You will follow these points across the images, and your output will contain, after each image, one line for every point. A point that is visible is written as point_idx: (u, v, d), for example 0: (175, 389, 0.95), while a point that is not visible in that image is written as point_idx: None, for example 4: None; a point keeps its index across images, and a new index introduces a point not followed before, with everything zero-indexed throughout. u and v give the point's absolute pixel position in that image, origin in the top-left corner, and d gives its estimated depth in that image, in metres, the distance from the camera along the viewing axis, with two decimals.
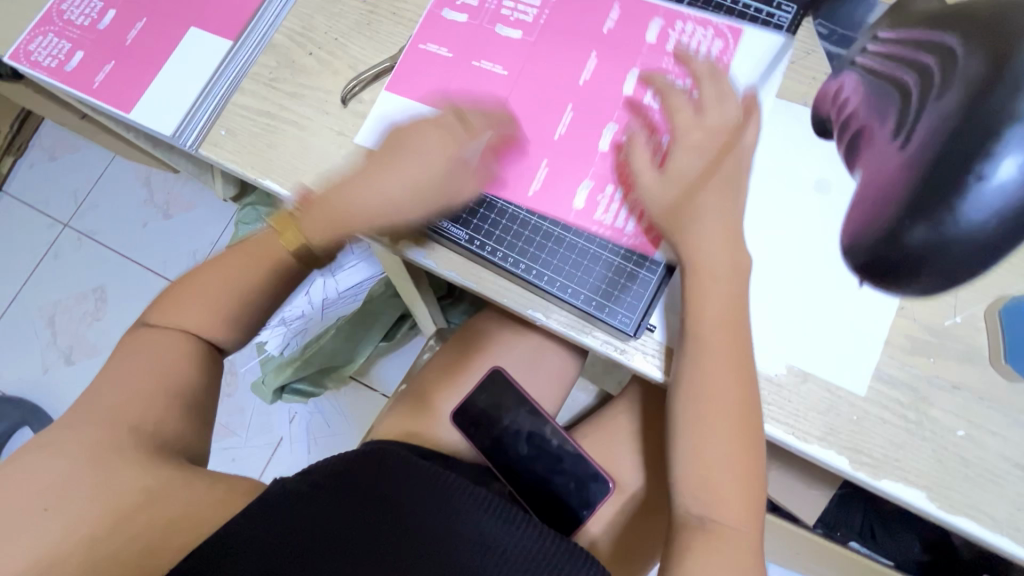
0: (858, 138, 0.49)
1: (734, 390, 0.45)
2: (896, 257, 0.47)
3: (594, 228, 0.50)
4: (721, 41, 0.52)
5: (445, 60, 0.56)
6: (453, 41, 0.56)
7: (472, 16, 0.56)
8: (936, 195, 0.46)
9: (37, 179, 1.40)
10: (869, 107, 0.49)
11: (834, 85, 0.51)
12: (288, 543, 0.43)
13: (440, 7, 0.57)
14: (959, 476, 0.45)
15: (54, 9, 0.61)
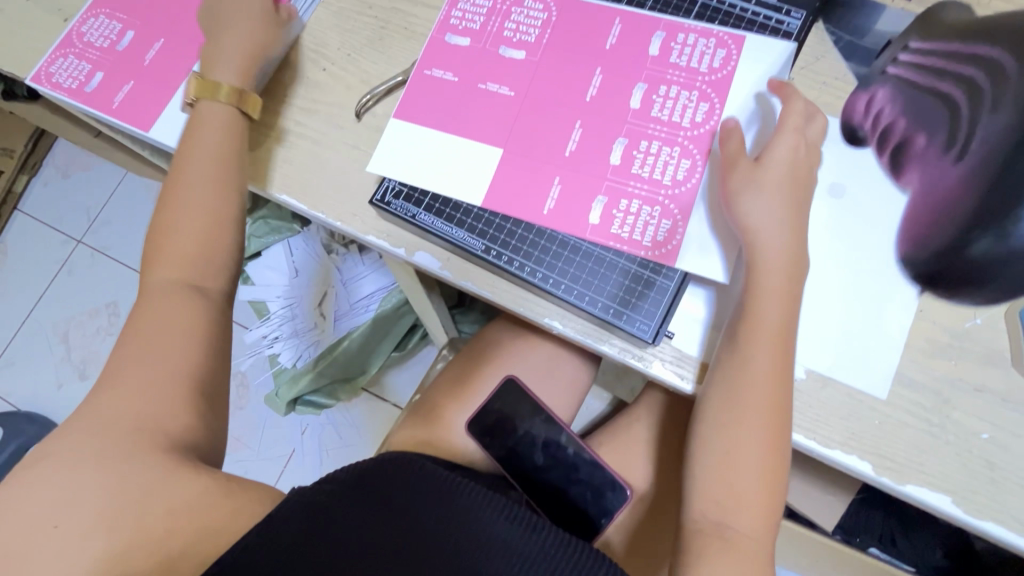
0: (901, 148, 0.49)
1: (757, 391, 0.44)
2: (957, 270, 0.47)
3: (613, 242, 0.49)
4: (725, 50, 0.51)
5: (451, 85, 0.55)
6: (458, 65, 0.56)
7: (474, 39, 0.56)
8: (997, 207, 0.46)
9: (51, 197, 1.42)
10: (909, 120, 0.50)
11: (867, 97, 0.51)
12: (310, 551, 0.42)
13: (441, 33, 0.57)
14: (985, 479, 0.45)
15: (75, 31, 0.63)
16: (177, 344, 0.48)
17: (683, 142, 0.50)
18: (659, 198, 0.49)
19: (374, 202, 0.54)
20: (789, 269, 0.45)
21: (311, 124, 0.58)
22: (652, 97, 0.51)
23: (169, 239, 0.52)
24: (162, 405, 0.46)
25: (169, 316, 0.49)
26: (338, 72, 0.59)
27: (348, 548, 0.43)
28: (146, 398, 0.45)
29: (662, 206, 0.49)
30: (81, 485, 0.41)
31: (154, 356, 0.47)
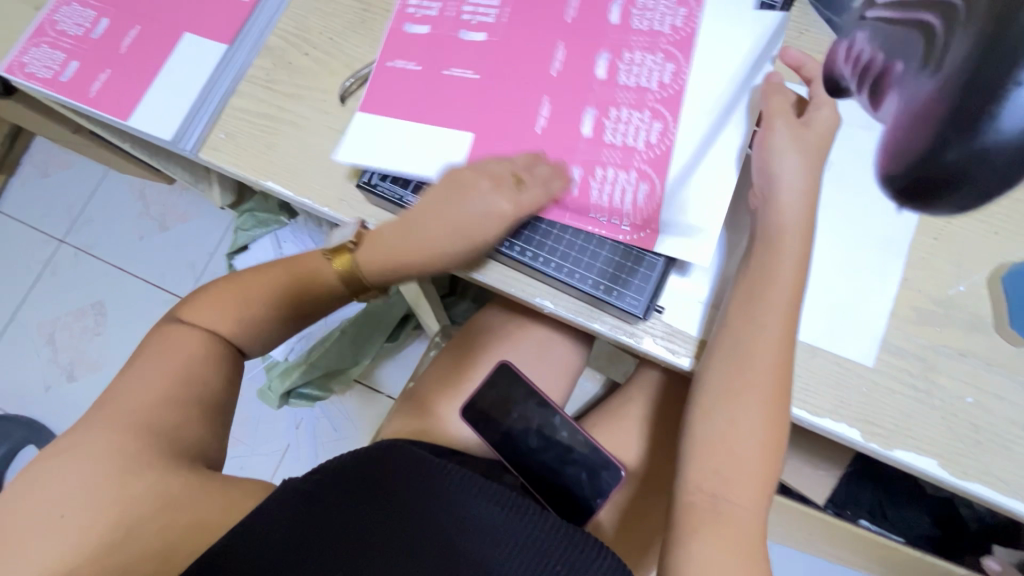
0: (879, 82, 0.48)
1: (752, 368, 0.44)
2: (939, 176, 0.47)
3: (592, 212, 0.49)
4: (685, 8, 0.52)
5: (416, 74, 0.55)
6: (420, 53, 0.55)
7: (433, 26, 0.56)
8: (974, 106, 0.44)
9: (31, 196, 1.39)
10: (888, 51, 0.47)
11: (845, 45, 0.50)
12: (299, 541, 0.42)
13: (401, 23, 0.56)
14: (970, 442, 0.46)
15: (47, 20, 0.61)
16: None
17: (653, 105, 0.50)
18: (633, 163, 0.50)
19: (361, 184, 0.54)
20: (779, 242, 0.45)
21: (295, 110, 0.57)
22: (617, 65, 0.52)
23: None
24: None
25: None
26: (321, 57, 0.59)
27: (336, 539, 0.43)
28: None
29: (638, 170, 0.49)
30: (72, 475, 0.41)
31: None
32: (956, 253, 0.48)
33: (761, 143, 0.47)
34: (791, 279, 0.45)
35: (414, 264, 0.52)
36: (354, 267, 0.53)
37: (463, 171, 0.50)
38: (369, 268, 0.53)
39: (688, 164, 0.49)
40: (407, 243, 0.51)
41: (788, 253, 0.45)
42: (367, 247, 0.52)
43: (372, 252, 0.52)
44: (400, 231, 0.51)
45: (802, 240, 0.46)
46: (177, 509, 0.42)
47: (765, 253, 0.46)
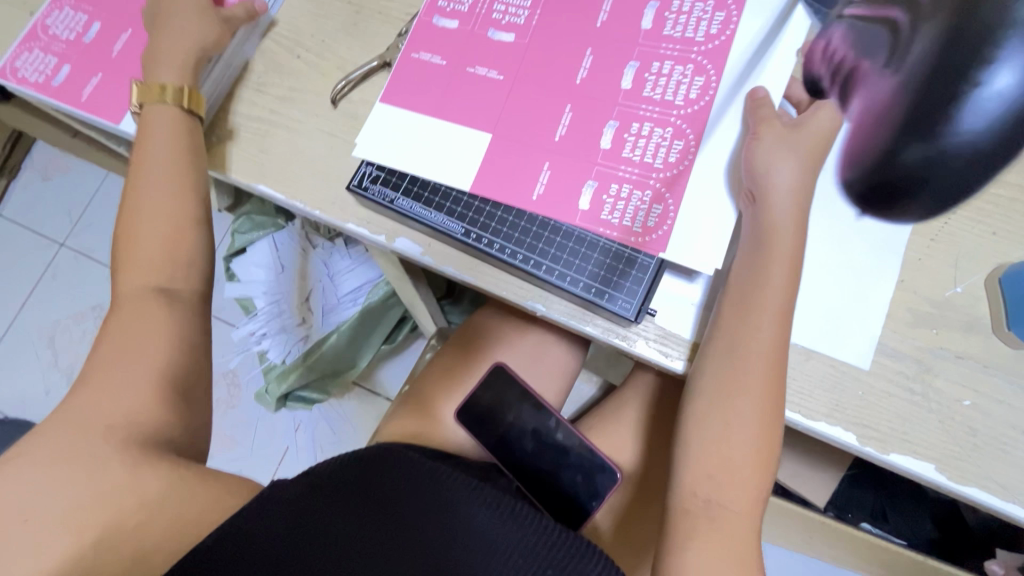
0: (850, 80, 0.48)
1: (752, 369, 0.44)
2: (893, 183, 0.47)
3: (602, 229, 0.49)
4: (724, 13, 0.50)
5: (440, 69, 0.55)
6: (446, 49, 0.55)
7: (462, 21, 0.55)
8: (927, 111, 0.45)
9: (31, 200, 1.40)
10: (862, 49, 0.48)
11: (821, 42, 0.49)
12: (293, 544, 0.42)
13: (430, 15, 0.56)
14: (968, 445, 0.45)
15: (39, 24, 0.61)
16: (160, 339, 0.48)
17: (676, 122, 0.49)
18: (650, 181, 0.48)
19: (352, 187, 0.53)
20: (774, 241, 0.45)
21: (286, 113, 0.57)
22: (644, 74, 0.50)
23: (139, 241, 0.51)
24: (149, 398, 0.45)
25: (153, 311, 0.48)
26: (312, 59, 0.58)
27: (330, 541, 0.43)
28: (131, 393, 0.45)
29: (653, 190, 0.48)
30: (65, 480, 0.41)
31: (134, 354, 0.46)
32: (953, 255, 0.48)
33: (751, 147, 0.47)
34: (785, 283, 0.44)
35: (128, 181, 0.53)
36: (154, 105, 0.53)
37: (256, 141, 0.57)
38: (156, 117, 0.53)
39: (700, 174, 0.48)
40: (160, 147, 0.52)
41: (782, 254, 0.45)
42: (161, 114, 0.53)
43: (162, 118, 0.53)
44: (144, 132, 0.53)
45: (797, 241, 0.45)
46: (168, 513, 0.42)
47: (760, 256, 0.45)
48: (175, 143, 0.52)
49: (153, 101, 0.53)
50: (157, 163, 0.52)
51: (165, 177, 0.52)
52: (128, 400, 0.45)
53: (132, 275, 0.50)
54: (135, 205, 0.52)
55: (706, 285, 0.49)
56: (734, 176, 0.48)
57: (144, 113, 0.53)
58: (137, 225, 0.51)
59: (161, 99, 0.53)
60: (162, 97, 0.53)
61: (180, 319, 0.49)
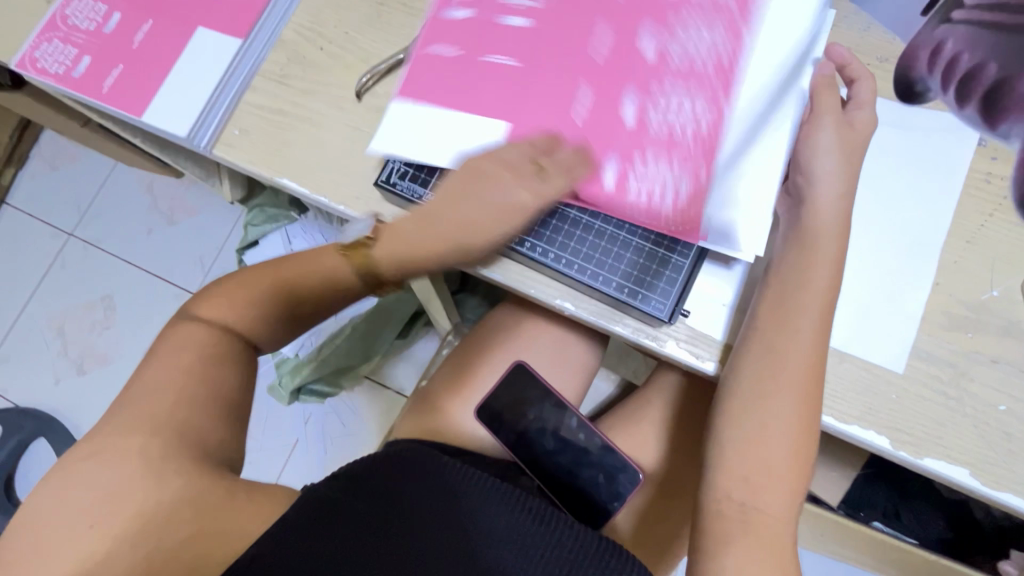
0: (991, 91, 0.46)
1: (795, 373, 0.43)
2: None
3: (636, 204, 0.47)
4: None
5: (455, 58, 0.53)
6: (460, 38, 0.54)
7: (475, 8, 0.54)
8: None
9: (39, 190, 1.39)
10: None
11: (934, 47, 0.48)
12: (327, 546, 0.42)
13: (441, 8, 0.55)
14: (1002, 451, 0.44)
15: (58, 14, 0.60)
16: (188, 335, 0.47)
17: (706, 93, 0.47)
18: (684, 154, 0.47)
19: (380, 183, 0.53)
20: (815, 242, 0.45)
21: (310, 106, 0.56)
22: (669, 45, 0.49)
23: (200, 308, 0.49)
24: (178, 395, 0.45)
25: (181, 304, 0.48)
26: (336, 52, 0.57)
27: (364, 543, 0.43)
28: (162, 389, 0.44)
29: (687, 163, 0.47)
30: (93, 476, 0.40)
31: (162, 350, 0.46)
32: (991, 257, 0.47)
33: (802, 145, 0.46)
34: (823, 285, 0.44)
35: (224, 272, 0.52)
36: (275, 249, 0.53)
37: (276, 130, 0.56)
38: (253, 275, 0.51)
39: (729, 149, 0.47)
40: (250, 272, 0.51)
41: (819, 255, 0.44)
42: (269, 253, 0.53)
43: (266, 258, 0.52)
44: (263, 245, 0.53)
45: (836, 244, 0.45)
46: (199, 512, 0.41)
47: (801, 256, 0.45)
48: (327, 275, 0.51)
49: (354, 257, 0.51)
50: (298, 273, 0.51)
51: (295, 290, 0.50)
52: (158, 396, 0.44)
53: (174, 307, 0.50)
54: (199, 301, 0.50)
55: (742, 273, 0.49)
56: (787, 160, 0.47)
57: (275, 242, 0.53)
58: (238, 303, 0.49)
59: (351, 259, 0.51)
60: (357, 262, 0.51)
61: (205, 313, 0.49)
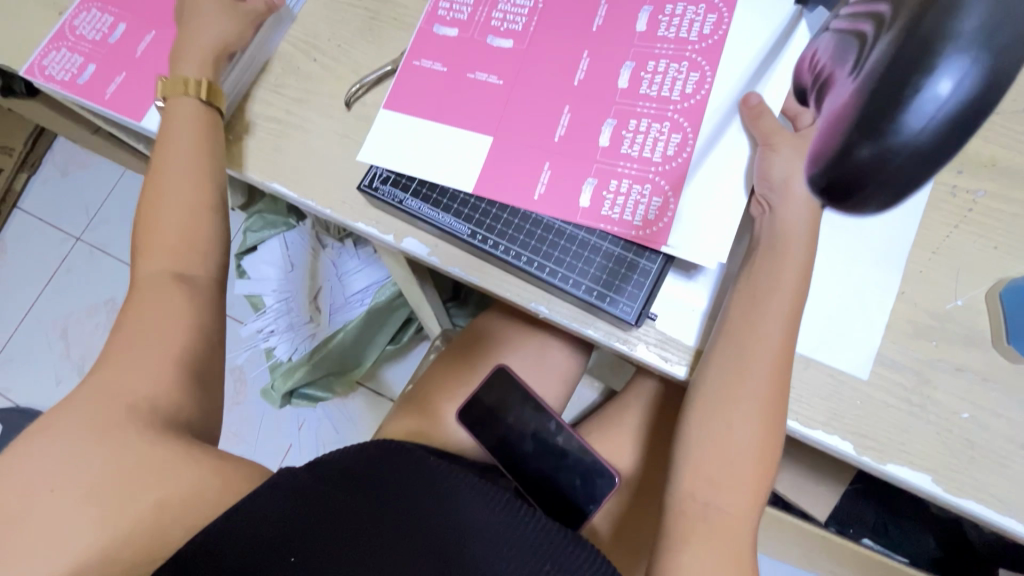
0: None
1: (761, 376, 0.44)
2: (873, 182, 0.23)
3: (603, 224, 0.49)
4: (715, 15, 0.51)
5: (440, 75, 0.56)
6: (446, 55, 0.57)
7: (462, 29, 0.57)
8: None
9: (49, 195, 1.43)
10: (846, 51, 0.28)
11: None
12: (296, 529, 0.42)
13: (430, 24, 0.58)
14: (965, 458, 0.45)
15: (67, 25, 0.63)
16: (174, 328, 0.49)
17: (673, 116, 0.50)
18: (649, 176, 0.49)
19: (363, 187, 0.55)
20: (786, 247, 0.45)
21: (301, 114, 0.59)
22: (640, 74, 0.52)
23: (165, 223, 0.52)
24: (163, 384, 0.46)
25: (169, 297, 0.50)
26: (328, 63, 0.60)
27: (335, 532, 0.43)
28: (150, 376, 0.46)
29: (653, 184, 0.49)
30: (76, 461, 0.41)
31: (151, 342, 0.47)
32: (954, 268, 0.48)
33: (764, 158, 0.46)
34: (787, 289, 0.45)
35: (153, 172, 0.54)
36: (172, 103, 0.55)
37: (269, 138, 0.59)
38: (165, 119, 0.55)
39: (698, 166, 0.49)
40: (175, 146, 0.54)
41: (790, 259, 0.45)
42: (170, 118, 0.55)
43: (171, 121, 0.55)
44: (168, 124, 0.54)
45: (804, 246, 0.45)
46: (176, 505, 0.42)
47: (770, 262, 0.46)
48: (193, 141, 0.54)
49: (177, 93, 0.55)
50: (180, 163, 0.53)
51: (186, 175, 0.53)
52: (146, 384, 0.46)
53: (155, 259, 0.52)
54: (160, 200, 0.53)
55: (712, 276, 0.50)
56: (750, 179, 0.48)
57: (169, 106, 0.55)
58: (159, 220, 0.53)
59: (186, 93, 0.54)
60: (186, 89, 0.55)
61: (190, 305, 0.50)
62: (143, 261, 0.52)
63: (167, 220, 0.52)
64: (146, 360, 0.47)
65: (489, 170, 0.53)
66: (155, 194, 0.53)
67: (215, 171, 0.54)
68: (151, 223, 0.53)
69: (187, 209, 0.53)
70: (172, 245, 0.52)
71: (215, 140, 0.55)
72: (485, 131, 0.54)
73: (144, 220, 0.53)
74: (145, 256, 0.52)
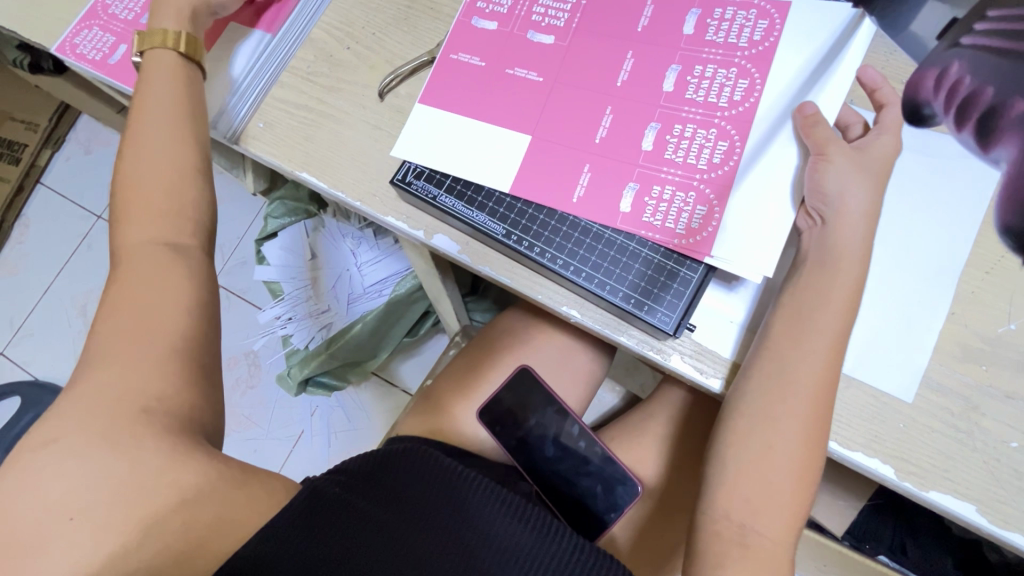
0: (991, 114, 0.47)
1: (806, 397, 0.43)
2: None
3: (644, 231, 0.48)
4: (767, 20, 0.49)
5: (478, 70, 0.55)
6: (485, 50, 0.55)
7: (501, 23, 0.55)
8: None
9: (72, 172, 1.44)
10: (997, 86, 0.47)
11: (935, 72, 0.49)
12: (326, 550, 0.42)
13: (469, 16, 0.56)
14: (1012, 489, 0.43)
15: (100, 4, 0.63)
16: (174, 307, 0.44)
17: (720, 123, 0.48)
18: (693, 183, 0.48)
19: (396, 181, 0.53)
20: (836, 264, 0.44)
21: (334, 103, 0.58)
22: (686, 78, 0.50)
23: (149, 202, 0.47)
24: (174, 371, 0.42)
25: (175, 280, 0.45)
26: (362, 52, 0.59)
27: (362, 549, 0.42)
28: (155, 353, 0.42)
29: (697, 192, 0.48)
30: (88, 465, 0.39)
31: (159, 311, 0.43)
32: (1011, 290, 0.46)
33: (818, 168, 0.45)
34: (837, 307, 0.43)
35: (128, 140, 0.49)
36: (152, 56, 0.53)
37: (299, 129, 0.57)
38: (144, 81, 0.52)
39: (745, 176, 0.47)
40: (148, 106, 0.50)
41: (840, 278, 0.44)
42: (146, 77, 0.52)
43: (148, 80, 0.52)
44: (143, 89, 0.51)
45: (855, 263, 0.44)
46: (201, 507, 0.39)
47: (820, 278, 0.44)
48: (177, 95, 0.51)
49: (156, 45, 0.53)
50: (160, 112, 0.50)
51: (168, 123, 0.50)
52: (149, 366, 0.41)
53: (141, 240, 0.46)
54: (133, 163, 0.48)
55: (753, 288, 0.49)
56: (798, 193, 0.47)
57: (145, 60, 0.53)
58: (138, 180, 0.48)
59: (164, 45, 0.53)
60: (165, 42, 0.53)
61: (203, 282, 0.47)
62: (123, 226, 0.47)
63: (149, 180, 0.48)
64: (143, 327, 0.43)
65: (528, 171, 0.51)
66: (136, 155, 0.48)
67: (196, 124, 0.51)
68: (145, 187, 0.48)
69: (176, 159, 0.49)
70: (168, 215, 0.47)
71: (195, 91, 0.53)
72: (524, 129, 0.52)
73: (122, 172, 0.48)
74: (131, 223, 0.47)
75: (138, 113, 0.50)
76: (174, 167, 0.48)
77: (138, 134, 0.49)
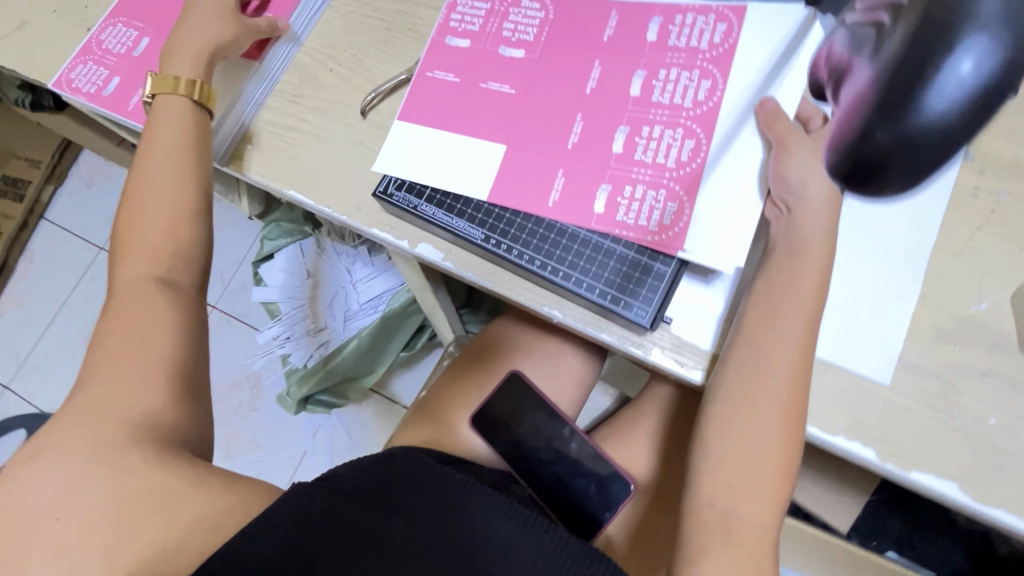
0: None
1: (780, 381, 0.43)
2: None
3: (618, 230, 0.49)
4: (726, 24, 0.51)
5: (454, 85, 0.57)
6: (459, 66, 0.57)
7: (474, 40, 0.58)
8: None
9: (74, 206, 1.47)
10: None
11: None
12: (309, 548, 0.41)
13: (443, 35, 0.59)
14: (993, 466, 0.44)
15: (94, 39, 0.66)
16: (162, 327, 0.46)
17: (686, 123, 0.50)
18: (664, 181, 0.49)
19: (378, 194, 0.55)
20: (802, 250, 0.45)
21: (318, 123, 0.60)
22: (651, 82, 0.52)
23: (142, 228, 0.50)
24: (161, 387, 0.44)
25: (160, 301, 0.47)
26: (344, 73, 0.61)
27: (349, 547, 0.42)
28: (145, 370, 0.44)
29: (668, 189, 0.49)
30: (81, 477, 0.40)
31: (152, 329, 0.46)
32: (979, 270, 0.47)
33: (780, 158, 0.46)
34: (806, 292, 0.45)
35: (140, 189, 0.51)
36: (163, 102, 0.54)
37: (286, 149, 0.60)
38: (157, 127, 0.53)
39: (712, 173, 0.49)
40: (158, 158, 0.52)
41: (807, 263, 0.45)
42: (158, 124, 0.53)
43: (160, 128, 0.53)
44: (155, 138, 0.53)
45: (822, 249, 0.45)
46: (192, 510, 0.41)
47: (790, 266, 0.45)
48: (184, 142, 0.52)
49: (167, 91, 0.54)
50: (167, 165, 0.51)
51: (177, 170, 0.51)
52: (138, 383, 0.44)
53: (136, 262, 0.49)
54: (145, 211, 0.50)
55: (727, 280, 0.50)
56: (764, 186, 0.48)
57: (157, 104, 0.54)
58: (149, 229, 0.50)
59: (175, 91, 0.54)
60: (176, 88, 0.54)
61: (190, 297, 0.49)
62: (120, 254, 0.50)
63: (148, 221, 0.50)
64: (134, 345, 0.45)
65: (504, 178, 0.53)
66: (147, 203, 0.50)
67: (201, 164, 0.53)
68: (138, 212, 0.50)
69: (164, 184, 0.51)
70: (157, 238, 0.50)
71: (197, 127, 0.54)
72: (499, 139, 0.54)
73: (125, 210, 0.51)
74: (129, 254, 0.49)
75: (150, 162, 0.52)
76: (174, 209, 0.51)
77: (149, 183, 0.51)
